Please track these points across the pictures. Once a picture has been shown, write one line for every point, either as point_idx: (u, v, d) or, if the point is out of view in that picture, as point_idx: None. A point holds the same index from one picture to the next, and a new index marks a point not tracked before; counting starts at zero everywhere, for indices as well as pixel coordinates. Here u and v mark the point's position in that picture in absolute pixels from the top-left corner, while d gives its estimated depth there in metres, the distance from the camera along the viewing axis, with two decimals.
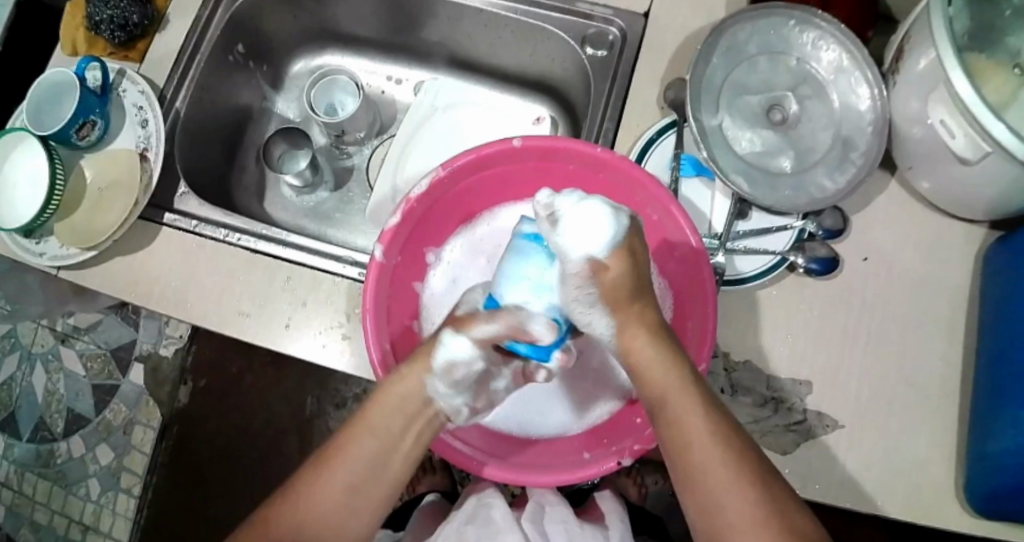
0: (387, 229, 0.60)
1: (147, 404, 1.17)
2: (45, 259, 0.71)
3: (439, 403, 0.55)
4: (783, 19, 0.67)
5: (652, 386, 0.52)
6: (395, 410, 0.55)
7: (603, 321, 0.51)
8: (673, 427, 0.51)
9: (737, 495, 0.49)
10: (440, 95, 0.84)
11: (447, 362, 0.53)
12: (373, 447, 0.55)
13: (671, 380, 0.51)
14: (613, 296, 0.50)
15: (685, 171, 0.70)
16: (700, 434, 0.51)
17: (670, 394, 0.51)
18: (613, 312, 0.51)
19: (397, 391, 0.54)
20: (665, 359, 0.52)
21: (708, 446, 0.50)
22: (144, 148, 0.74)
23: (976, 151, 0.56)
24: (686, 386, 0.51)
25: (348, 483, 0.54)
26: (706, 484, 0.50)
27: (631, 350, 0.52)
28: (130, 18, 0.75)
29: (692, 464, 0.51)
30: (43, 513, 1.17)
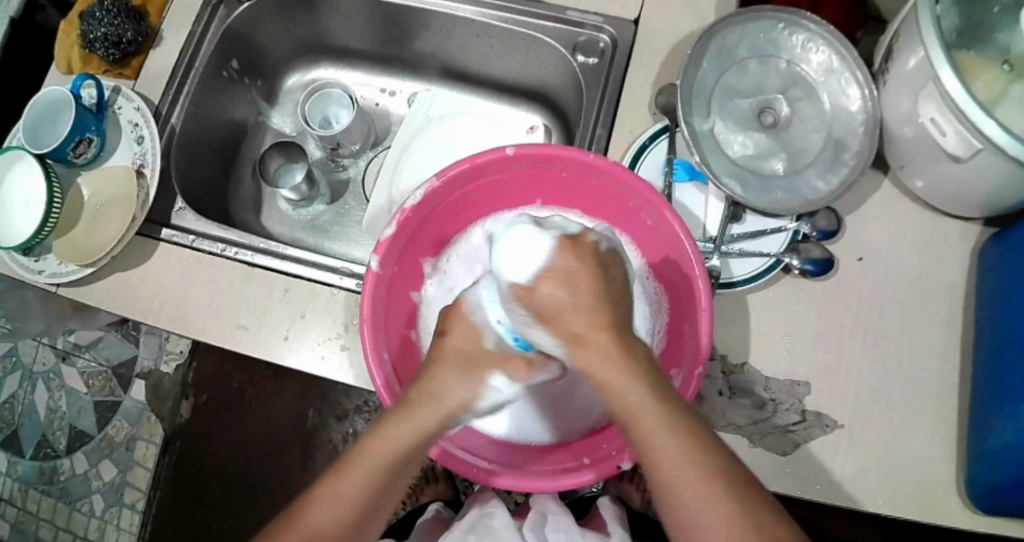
0: (382, 239, 0.60)
1: (149, 420, 1.18)
2: (44, 276, 0.71)
3: (444, 429, 0.53)
4: (771, 23, 0.67)
5: (624, 407, 0.48)
6: (379, 459, 0.51)
7: (557, 344, 0.49)
8: (647, 448, 0.48)
9: (716, 507, 0.47)
10: (434, 105, 0.85)
11: (434, 390, 0.51)
12: (379, 477, 0.52)
13: (642, 395, 0.48)
14: (578, 320, 0.48)
15: (678, 175, 0.70)
16: (672, 450, 0.47)
17: (643, 415, 0.47)
18: (579, 339, 0.49)
19: (385, 443, 0.51)
20: (634, 376, 0.48)
21: (683, 462, 0.47)
22: (141, 164, 0.75)
23: (967, 148, 0.57)
24: (660, 404, 0.48)
25: (353, 511, 0.52)
26: (686, 498, 0.48)
27: (603, 374, 0.48)
28: (124, 35, 0.76)
29: (670, 481, 0.48)
30: (47, 531, 1.17)
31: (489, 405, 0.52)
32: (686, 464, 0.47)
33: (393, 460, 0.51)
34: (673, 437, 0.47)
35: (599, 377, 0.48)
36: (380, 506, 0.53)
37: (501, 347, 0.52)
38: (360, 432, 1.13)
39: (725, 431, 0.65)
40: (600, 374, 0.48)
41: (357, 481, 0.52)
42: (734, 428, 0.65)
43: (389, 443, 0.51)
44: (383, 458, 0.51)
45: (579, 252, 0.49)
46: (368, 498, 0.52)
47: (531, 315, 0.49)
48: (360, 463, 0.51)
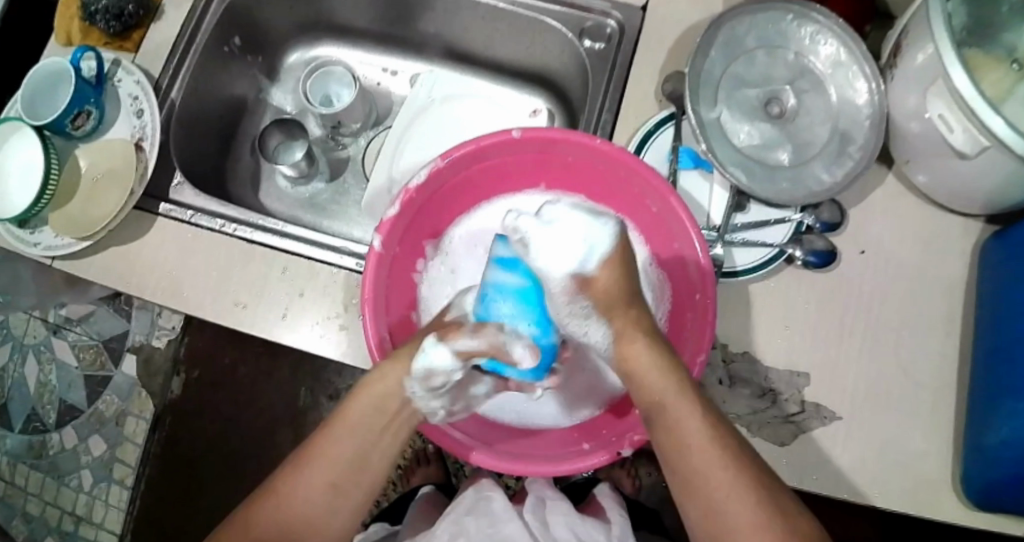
0: (385, 219, 0.59)
1: (139, 396, 1.16)
2: (38, 249, 0.70)
3: (417, 403, 0.55)
4: (781, 13, 0.67)
5: (651, 392, 0.51)
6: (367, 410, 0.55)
7: (607, 334, 0.53)
8: (674, 434, 0.50)
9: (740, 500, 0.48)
10: (437, 86, 0.84)
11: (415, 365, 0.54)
12: (359, 437, 0.55)
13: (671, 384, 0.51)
14: (617, 311, 0.52)
15: (684, 163, 0.70)
16: (703, 441, 0.50)
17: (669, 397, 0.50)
18: (616, 324, 0.53)
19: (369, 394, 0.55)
20: (658, 361, 0.51)
21: (712, 452, 0.49)
22: (140, 138, 0.73)
23: (974, 146, 0.57)
24: (686, 391, 0.51)
25: (327, 480, 0.54)
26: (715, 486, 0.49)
27: (629, 355, 0.52)
28: (126, 8, 0.75)
29: (699, 470, 0.49)
30: (36, 505, 1.16)
31: (425, 370, 0.53)
32: (715, 458, 0.49)
33: (361, 428, 0.55)
34: (700, 425, 0.50)
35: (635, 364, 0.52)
36: (355, 483, 0.55)
37: (462, 318, 0.55)
38: None
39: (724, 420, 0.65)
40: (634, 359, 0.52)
41: (336, 440, 0.55)
42: (733, 417, 0.65)
43: (363, 402, 0.55)
44: (353, 427, 0.55)
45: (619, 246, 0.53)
46: (341, 466, 0.55)
47: (595, 309, 0.53)
48: (334, 428, 0.55)
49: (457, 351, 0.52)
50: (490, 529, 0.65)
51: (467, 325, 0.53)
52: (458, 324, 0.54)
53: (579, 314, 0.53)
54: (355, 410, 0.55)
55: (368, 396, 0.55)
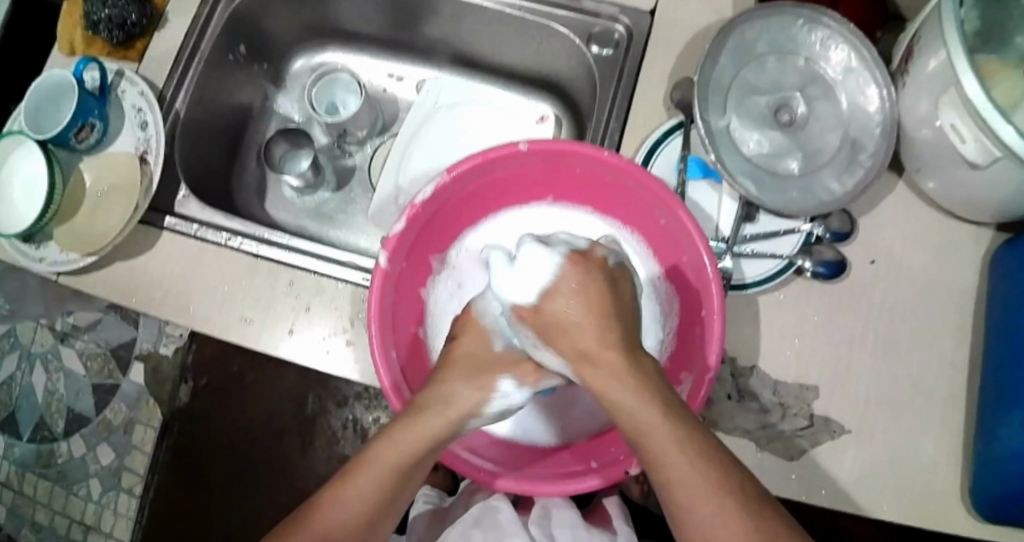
0: (391, 235, 0.59)
1: (147, 404, 1.17)
2: (44, 264, 0.70)
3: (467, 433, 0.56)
4: (791, 18, 0.66)
5: (635, 423, 0.49)
6: (415, 450, 0.53)
7: (564, 360, 0.51)
8: (661, 468, 0.49)
9: (733, 528, 0.48)
10: (443, 93, 0.83)
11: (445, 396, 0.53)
12: (396, 475, 0.54)
13: (651, 412, 0.48)
14: (567, 334, 0.50)
15: (692, 173, 0.69)
16: (689, 476, 0.48)
17: (654, 431, 0.48)
18: (573, 350, 0.50)
19: (418, 434, 0.53)
20: (639, 390, 0.49)
21: (700, 485, 0.48)
22: (144, 150, 0.73)
23: (986, 156, 0.56)
24: (666, 420, 0.48)
25: (360, 518, 0.54)
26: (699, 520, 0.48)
27: (606, 386, 0.49)
28: (129, 17, 0.74)
29: (682, 499, 0.48)
30: (45, 515, 1.17)
31: (458, 400, 0.53)
32: (698, 487, 0.48)
33: (399, 468, 0.53)
34: (688, 457, 0.48)
35: (609, 394, 0.49)
36: (383, 513, 0.55)
37: (509, 350, 0.56)
38: (360, 418, 1.13)
39: (734, 434, 0.64)
40: (601, 386, 0.49)
41: (373, 477, 0.53)
42: (741, 433, 0.64)
43: (408, 445, 0.53)
44: (397, 465, 0.53)
45: (585, 267, 0.52)
46: (374, 502, 0.54)
47: (539, 335, 0.52)
48: (372, 465, 0.53)
49: (488, 383, 0.54)
50: None
51: (495, 353, 0.56)
52: (510, 363, 0.55)
53: (530, 341, 0.53)
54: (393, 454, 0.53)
55: (412, 436, 0.53)
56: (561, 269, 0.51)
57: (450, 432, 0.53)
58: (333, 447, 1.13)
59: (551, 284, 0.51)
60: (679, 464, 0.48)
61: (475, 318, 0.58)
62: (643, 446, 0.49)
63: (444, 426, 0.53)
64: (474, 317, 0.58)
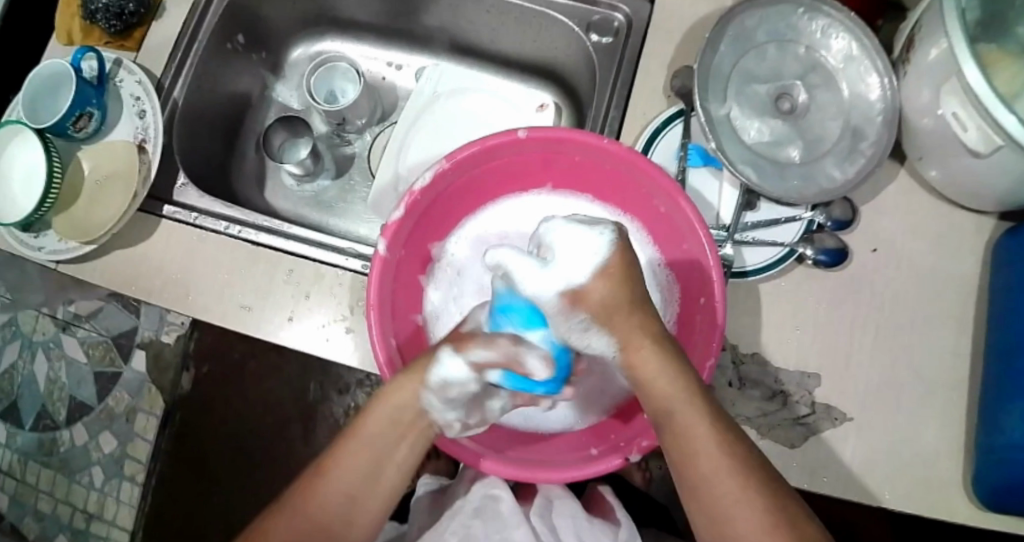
0: (390, 222, 0.59)
1: (150, 392, 1.16)
2: (44, 253, 0.70)
3: (433, 415, 0.56)
4: (791, 7, 0.65)
5: (663, 394, 0.51)
6: (383, 421, 0.56)
7: (612, 344, 0.52)
8: (688, 442, 0.51)
9: (748, 507, 0.49)
10: (444, 79, 0.82)
11: (422, 372, 0.54)
12: (374, 446, 0.56)
13: (679, 388, 0.51)
14: (619, 316, 0.51)
15: (693, 161, 0.68)
16: (712, 449, 0.50)
17: (680, 402, 0.51)
18: (622, 332, 0.52)
19: (387, 406, 0.56)
20: (672, 367, 0.51)
21: (718, 461, 0.50)
22: (142, 139, 0.73)
23: (987, 144, 0.56)
24: (694, 395, 0.51)
25: (345, 493, 0.56)
26: (722, 488, 0.50)
27: (641, 363, 0.51)
28: (127, 6, 0.74)
29: (704, 470, 0.50)
30: (47, 503, 1.17)
31: (441, 380, 0.53)
32: (717, 460, 0.50)
33: (377, 439, 0.56)
34: (713, 431, 0.50)
35: (644, 371, 0.51)
36: (370, 490, 0.57)
37: (494, 334, 0.51)
38: (361, 407, 1.13)
39: (734, 422, 0.64)
40: (642, 364, 0.52)
41: (354, 451, 0.56)
42: (743, 420, 0.65)
43: (379, 415, 0.56)
44: (373, 435, 0.56)
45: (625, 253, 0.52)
46: (356, 476, 0.56)
47: (591, 320, 0.51)
48: (352, 440, 0.57)
49: (459, 353, 0.52)
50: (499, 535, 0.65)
51: (472, 331, 0.53)
52: (482, 338, 0.52)
53: (579, 329, 0.51)
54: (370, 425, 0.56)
55: (387, 410, 0.56)
56: (611, 253, 0.50)
57: (421, 410, 0.56)
58: (335, 436, 1.13)
59: (604, 265, 0.50)
60: (703, 439, 0.50)
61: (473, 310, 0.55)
62: (671, 420, 0.51)
63: (415, 405, 0.56)
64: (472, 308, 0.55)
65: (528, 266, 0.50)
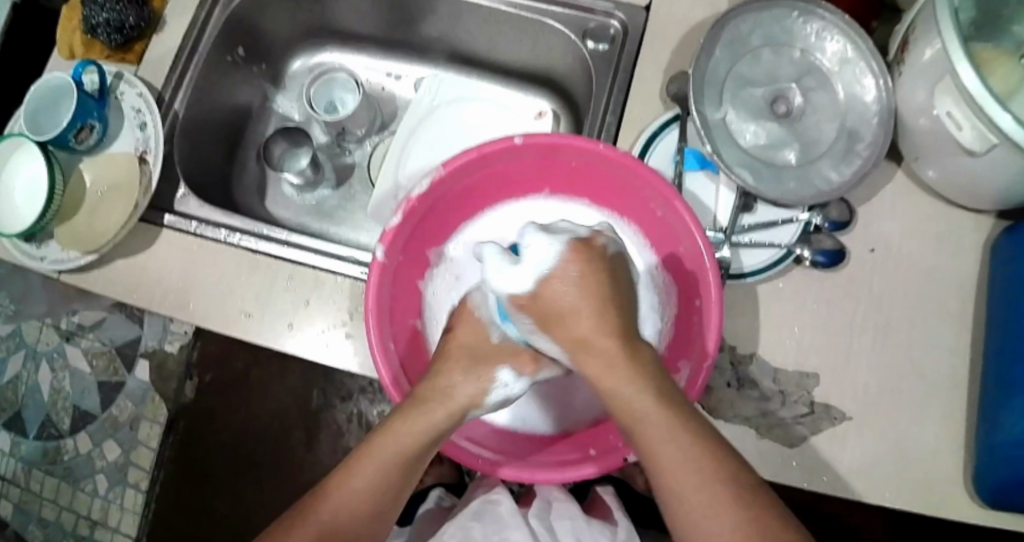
0: (388, 229, 0.59)
1: (153, 400, 1.18)
2: (46, 263, 0.70)
3: (456, 428, 0.55)
4: (785, 11, 0.66)
5: (624, 408, 0.50)
6: (405, 444, 0.53)
7: (559, 349, 0.53)
8: (655, 454, 0.49)
9: (725, 513, 0.47)
10: (442, 88, 0.83)
11: (444, 389, 0.54)
12: (393, 468, 0.54)
13: (640, 397, 0.50)
14: (558, 323, 0.51)
15: (690, 165, 0.69)
16: (682, 459, 0.48)
17: (643, 414, 0.49)
18: (574, 335, 0.51)
19: (411, 428, 0.53)
20: (630, 377, 0.50)
21: (686, 471, 0.48)
22: (143, 151, 0.74)
23: (982, 142, 0.56)
24: (659, 405, 0.49)
25: (362, 511, 0.54)
26: (695, 502, 0.48)
27: (601, 374, 0.51)
28: (127, 20, 0.75)
29: (675, 484, 0.48)
30: (52, 510, 1.17)
31: (423, 385, 0.56)
32: (692, 474, 0.48)
33: (400, 461, 0.54)
34: (681, 440, 0.49)
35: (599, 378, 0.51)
36: (383, 509, 0.55)
37: (505, 342, 0.57)
38: (366, 412, 1.14)
39: (734, 423, 0.64)
40: (599, 373, 0.51)
41: (373, 471, 0.54)
42: (742, 420, 0.65)
43: (401, 438, 0.53)
44: (392, 458, 0.53)
45: (588, 257, 0.52)
46: (375, 495, 0.54)
47: (536, 321, 0.52)
48: (370, 461, 0.54)
49: (486, 374, 0.55)
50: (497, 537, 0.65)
51: (493, 344, 0.56)
52: (510, 353, 0.56)
53: (530, 330, 0.53)
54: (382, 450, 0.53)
55: (409, 431, 0.53)
56: (563, 256, 0.51)
57: (439, 430, 0.54)
58: (339, 442, 1.14)
59: (547, 273, 0.51)
60: (672, 451, 0.49)
61: (469, 306, 0.59)
62: (638, 431, 0.50)
63: (433, 428, 0.53)
64: (468, 306, 0.58)
65: (496, 265, 0.53)
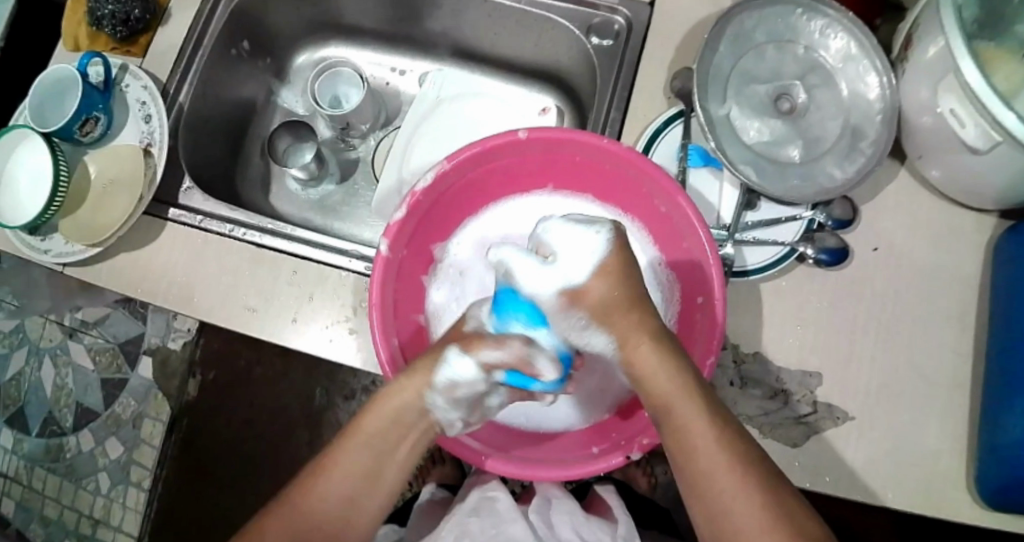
0: (392, 223, 0.59)
1: (156, 398, 1.17)
2: (50, 256, 0.71)
3: (435, 415, 0.57)
4: (790, 8, 0.66)
5: (662, 394, 0.52)
6: (384, 421, 0.57)
7: (610, 341, 0.55)
8: (685, 436, 0.52)
9: (749, 495, 0.50)
10: (446, 85, 0.83)
11: (412, 374, 0.56)
12: (374, 444, 0.57)
13: (676, 386, 0.52)
14: (617, 315, 0.53)
15: (693, 161, 0.69)
16: (712, 440, 0.51)
17: (677, 399, 0.52)
18: (619, 330, 0.54)
19: (384, 407, 0.56)
20: (672, 365, 0.52)
21: (720, 463, 0.51)
22: (148, 143, 0.74)
23: (986, 141, 0.56)
24: (690, 392, 0.52)
25: (344, 492, 0.57)
26: (721, 484, 0.50)
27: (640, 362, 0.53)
28: (133, 12, 0.76)
29: (706, 465, 0.51)
30: (54, 508, 1.17)
31: (447, 381, 0.54)
32: (720, 456, 0.51)
33: (379, 438, 0.57)
34: (711, 425, 0.51)
35: (643, 366, 0.53)
36: (375, 486, 0.58)
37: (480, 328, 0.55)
38: None
39: (737, 421, 0.64)
40: (641, 361, 0.53)
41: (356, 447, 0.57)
42: (745, 419, 0.65)
43: (376, 418, 0.57)
44: (373, 434, 0.57)
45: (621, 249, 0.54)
46: (356, 476, 0.57)
47: (590, 318, 0.54)
48: (352, 439, 0.58)
49: (438, 353, 0.55)
50: (495, 529, 0.65)
51: (466, 332, 0.55)
52: (467, 336, 0.54)
53: (577, 328, 0.54)
54: (369, 424, 0.57)
55: (383, 411, 0.56)
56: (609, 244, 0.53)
57: (422, 411, 0.56)
58: None
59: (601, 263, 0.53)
60: (703, 433, 0.51)
61: (463, 328, 0.56)
62: (671, 414, 0.52)
63: (416, 409, 0.56)
64: (463, 325, 0.56)
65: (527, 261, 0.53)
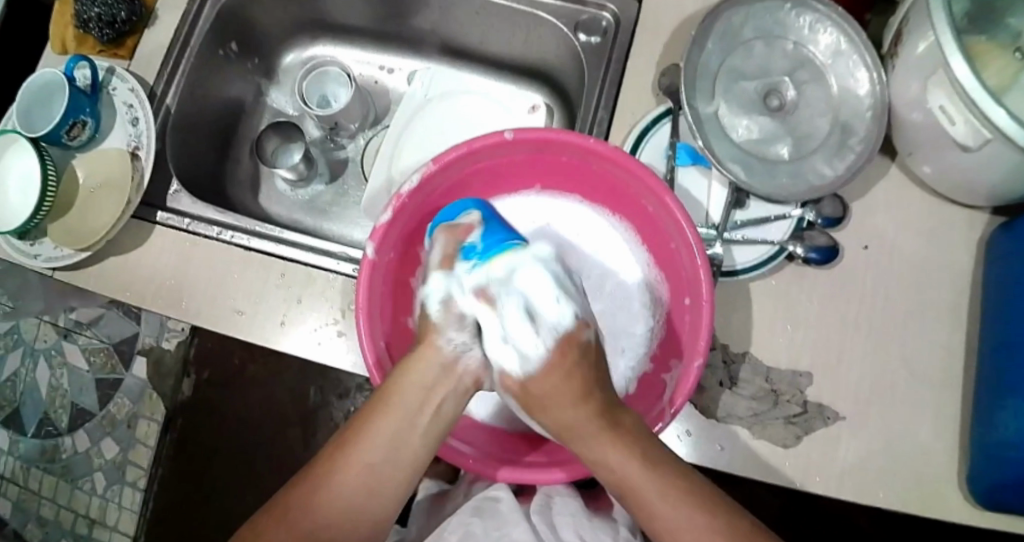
0: (379, 225, 0.58)
1: (149, 397, 1.18)
2: (40, 260, 0.70)
3: (464, 360, 0.58)
4: (778, 3, 0.65)
5: (610, 475, 0.53)
6: (410, 389, 0.56)
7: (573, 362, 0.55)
8: (602, 463, 0.53)
9: (677, 509, 0.51)
10: (434, 83, 0.82)
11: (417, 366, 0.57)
12: (403, 416, 0.56)
13: (580, 415, 0.54)
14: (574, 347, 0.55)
15: (681, 159, 0.68)
16: (635, 469, 0.52)
17: (585, 430, 0.53)
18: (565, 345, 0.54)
19: (413, 377, 0.56)
20: (611, 444, 0.53)
21: (645, 479, 0.52)
22: (136, 147, 0.74)
23: (976, 138, 0.55)
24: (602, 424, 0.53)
25: (367, 461, 0.55)
26: (649, 509, 0.52)
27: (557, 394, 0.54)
28: (118, 15, 0.75)
29: (628, 488, 0.52)
30: (50, 508, 1.17)
31: (442, 304, 0.57)
32: (653, 481, 0.52)
33: (407, 404, 0.56)
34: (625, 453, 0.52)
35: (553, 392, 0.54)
36: (399, 458, 0.56)
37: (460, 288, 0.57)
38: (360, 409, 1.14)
39: (726, 422, 0.64)
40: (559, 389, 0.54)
41: (380, 424, 0.56)
42: (734, 419, 0.64)
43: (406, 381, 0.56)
44: (397, 404, 0.56)
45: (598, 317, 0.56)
46: (384, 446, 0.56)
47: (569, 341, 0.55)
48: (376, 411, 0.56)
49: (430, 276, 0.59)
50: (497, 532, 0.64)
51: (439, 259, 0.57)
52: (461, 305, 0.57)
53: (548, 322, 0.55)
54: (399, 396, 0.56)
55: (408, 382, 0.56)
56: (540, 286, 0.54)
57: (445, 367, 0.57)
58: None
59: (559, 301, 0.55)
60: (627, 463, 0.52)
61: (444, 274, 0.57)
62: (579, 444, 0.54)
63: (435, 369, 0.57)
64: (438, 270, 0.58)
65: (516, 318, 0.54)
